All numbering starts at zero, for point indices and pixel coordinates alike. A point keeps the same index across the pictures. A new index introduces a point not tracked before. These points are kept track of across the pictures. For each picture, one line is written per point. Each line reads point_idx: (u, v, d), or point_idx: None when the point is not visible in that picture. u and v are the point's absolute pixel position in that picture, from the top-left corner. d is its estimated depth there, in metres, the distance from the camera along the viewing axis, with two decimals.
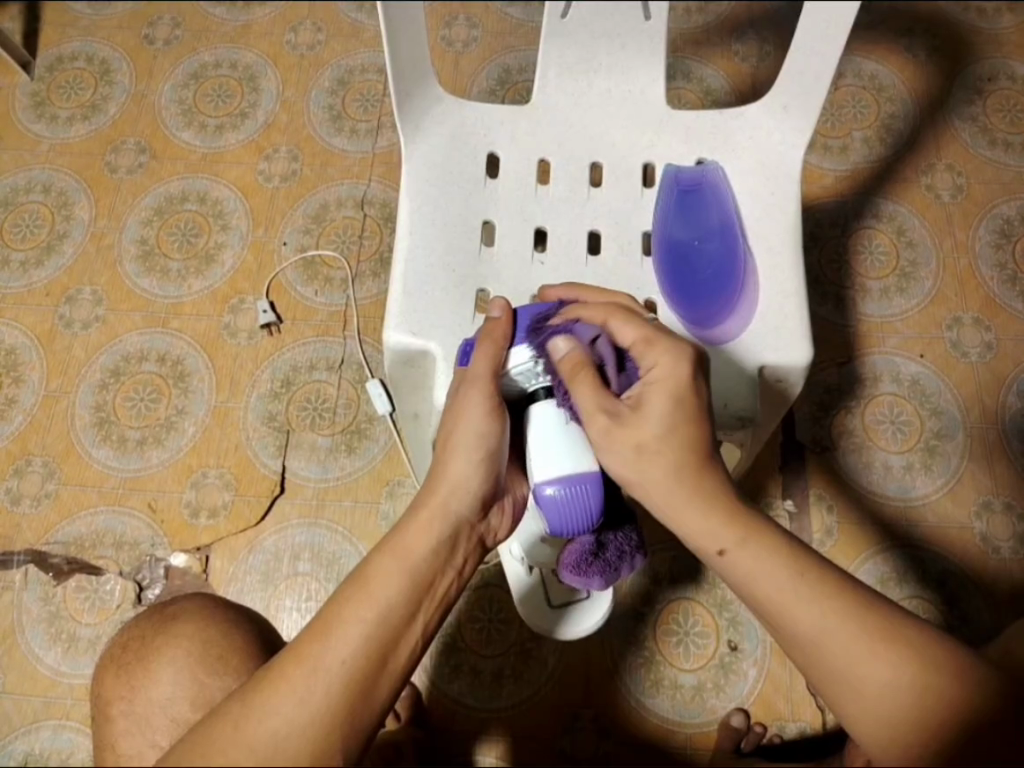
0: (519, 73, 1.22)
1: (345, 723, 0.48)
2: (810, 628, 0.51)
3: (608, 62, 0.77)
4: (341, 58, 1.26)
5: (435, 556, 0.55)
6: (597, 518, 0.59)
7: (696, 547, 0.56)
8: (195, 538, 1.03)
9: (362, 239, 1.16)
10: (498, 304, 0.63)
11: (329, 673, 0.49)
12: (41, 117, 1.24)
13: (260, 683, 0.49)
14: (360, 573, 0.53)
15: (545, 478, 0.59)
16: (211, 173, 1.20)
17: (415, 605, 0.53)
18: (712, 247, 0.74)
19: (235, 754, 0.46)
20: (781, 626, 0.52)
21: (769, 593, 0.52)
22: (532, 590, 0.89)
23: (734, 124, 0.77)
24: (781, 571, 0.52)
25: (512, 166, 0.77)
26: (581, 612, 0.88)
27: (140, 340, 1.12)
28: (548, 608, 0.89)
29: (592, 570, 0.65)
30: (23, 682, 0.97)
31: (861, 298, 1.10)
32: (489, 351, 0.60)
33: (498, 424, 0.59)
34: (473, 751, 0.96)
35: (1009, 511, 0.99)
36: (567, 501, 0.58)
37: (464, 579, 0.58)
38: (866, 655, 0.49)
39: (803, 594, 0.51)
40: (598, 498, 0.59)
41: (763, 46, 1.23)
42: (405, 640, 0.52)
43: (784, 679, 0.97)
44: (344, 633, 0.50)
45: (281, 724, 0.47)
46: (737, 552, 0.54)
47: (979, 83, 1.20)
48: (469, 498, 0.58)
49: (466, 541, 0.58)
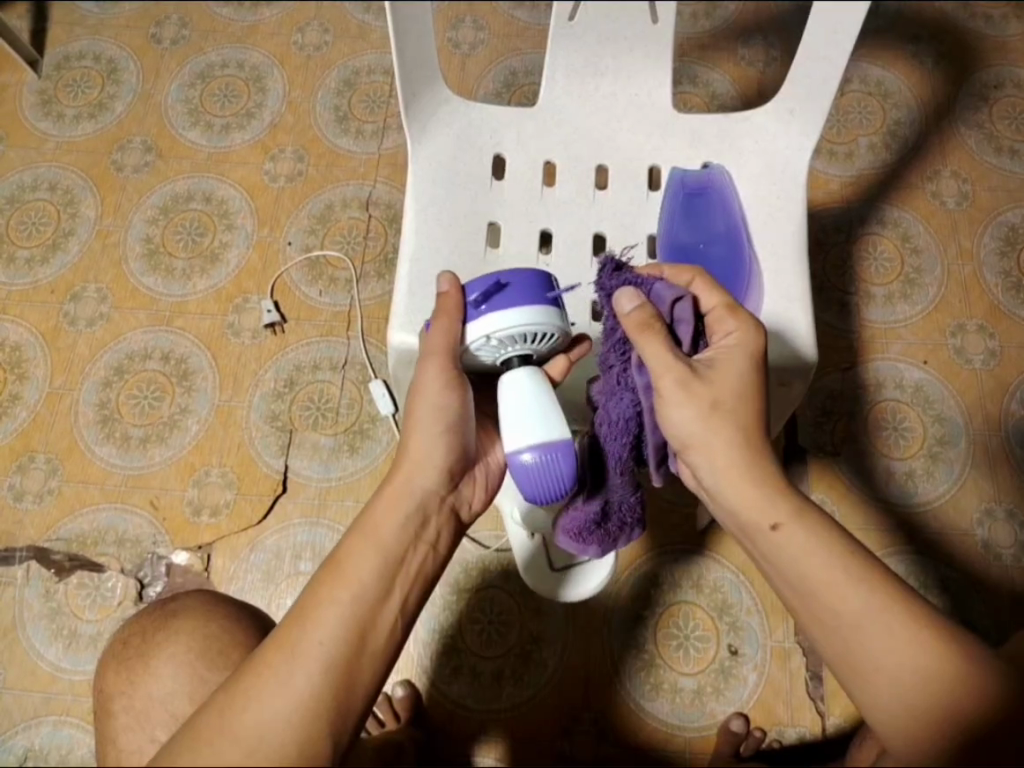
0: (525, 76, 1.23)
1: (331, 703, 0.48)
2: (844, 608, 0.51)
3: (615, 65, 0.77)
4: (348, 59, 1.26)
5: (404, 531, 0.56)
6: (570, 487, 0.58)
7: (743, 519, 0.57)
8: (197, 536, 1.03)
9: (366, 239, 1.16)
10: (445, 279, 0.62)
11: (308, 654, 0.49)
12: (48, 115, 1.24)
13: (242, 672, 0.49)
14: (332, 559, 0.54)
15: (515, 447, 0.58)
16: (217, 173, 1.20)
17: (388, 580, 0.54)
18: (717, 251, 0.74)
19: (223, 743, 0.46)
20: (822, 606, 0.52)
21: (814, 569, 0.53)
22: (535, 554, 0.91)
23: (741, 128, 0.77)
24: (827, 553, 0.53)
25: (518, 167, 0.78)
26: (585, 570, 0.91)
27: (144, 338, 1.12)
28: (550, 571, 0.92)
29: (594, 538, 0.71)
30: (23, 678, 0.97)
31: (865, 303, 1.10)
32: (444, 329, 0.60)
33: (454, 393, 0.60)
34: (472, 752, 0.96)
35: (1012, 519, 0.99)
36: (540, 470, 0.58)
37: (442, 552, 0.59)
38: (893, 642, 0.50)
39: (849, 575, 0.52)
40: (570, 466, 0.58)
41: (769, 51, 1.23)
42: (384, 614, 0.53)
43: (784, 684, 0.97)
44: (321, 615, 0.51)
45: (266, 708, 0.47)
46: (790, 528, 0.54)
47: (985, 90, 1.20)
48: (432, 471, 0.59)
49: (436, 514, 0.59)
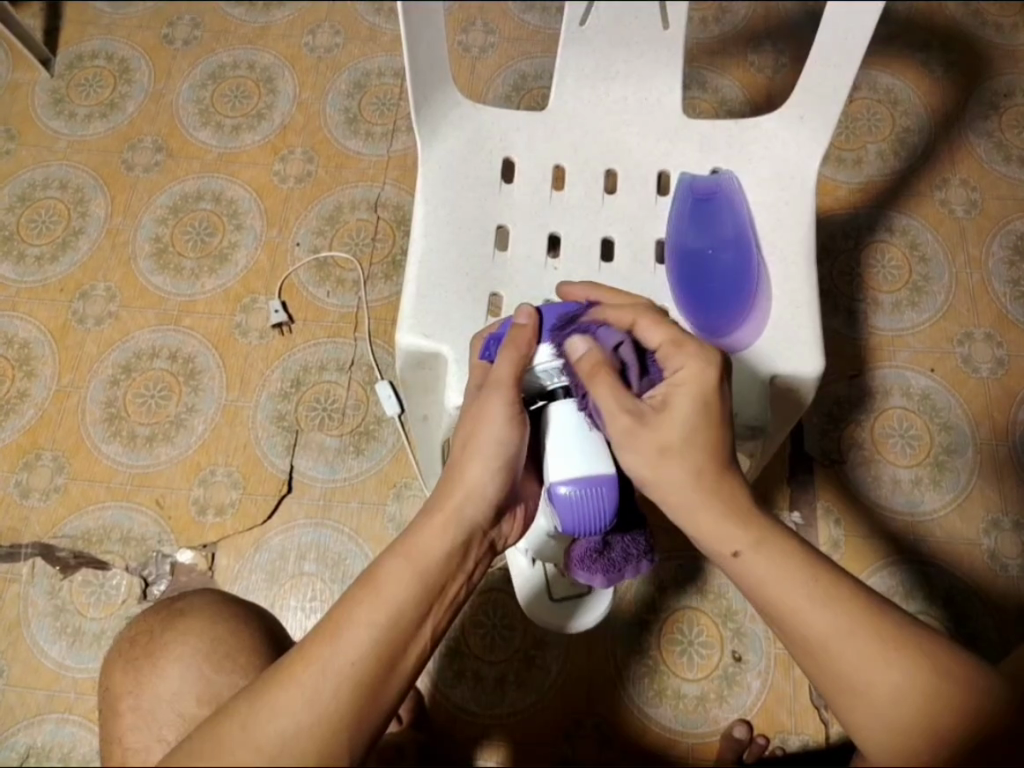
0: (535, 79, 1.23)
1: (352, 724, 0.48)
2: (820, 633, 0.50)
3: (625, 70, 0.78)
4: (358, 61, 1.27)
5: (448, 559, 0.55)
6: (609, 522, 0.59)
7: (708, 547, 0.55)
8: (202, 535, 1.03)
9: (375, 240, 1.16)
10: (524, 311, 0.62)
11: (338, 671, 0.48)
12: (60, 113, 1.25)
13: (269, 680, 0.49)
14: (371, 573, 0.53)
15: (562, 479, 0.58)
16: (227, 173, 1.21)
17: (426, 608, 0.53)
18: (726, 257, 0.74)
19: (242, 752, 0.46)
20: (794, 629, 0.51)
21: (781, 595, 0.52)
22: (535, 582, 0.89)
23: (751, 134, 0.77)
24: (797, 575, 0.52)
25: (528, 171, 0.78)
26: (583, 605, 0.89)
27: (152, 337, 1.12)
28: (549, 601, 0.89)
29: (595, 564, 0.66)
30: (27, 674, 0.97)
31: (872, 310, 1.10)
32: (511, 357, 0.59)
33: (518, 433, 0.58)
34: (474, 756, 0.96)
35: (1018, 529, 0.99)
36: (582, 502, 0.58)
37: (473, 583, 0.58)
38: (873, 663, 0.49)
39: (817, 598, 0.51)
40: (612, 502, 0.58)
41: (779, 58, 1.23)
42: (415, 642, 0.52)
43: (787, 692, 0.97)
44: (356, 633, 0.50)
45: (290, 723, 0.47)
46: (751, 554, 0.53)
47: (995, 99, 1.20)
48: (483, 503, 0.57)
49: (478, 547, 0.58)
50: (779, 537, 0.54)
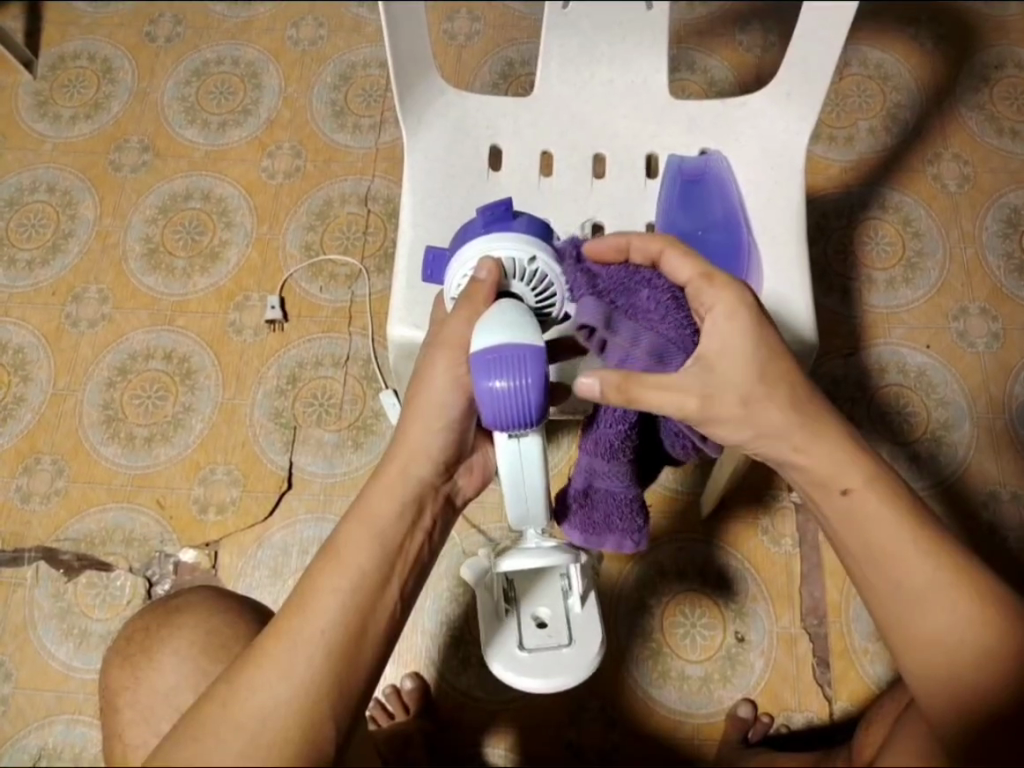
0: (522, 66, 1.22)
1: (332, 691, 0.52)
2: (912, 570, 0.54)
3: (610, 52, 0.76)
4: (344, 53, 1.26)
5: (401, 519, 0.58)
6: (535, 403, 0.52)
7: (815, 483, 0.58)
8: (204, 533, 1.04)
9: (366, 234, 1.16)
10: (485, 269, 0.58)
11: (309, 643, 0.52)
12: (44, 116, 1.24)
13: (244, 662, 0.52)
14: (331, 544, 0.56)
15: (483, 371, 0.53)
16: (215, 170, 1.20)
17: (387, 570, 0.56)
18: (716, 238, 0.75)
19: (224, 732, 0.49)
20: (884, 569, 0.55)
21: (879, 534, 0.55)
22: (502, 626, 0.64)
23: (738, 113, 0.77)
24: (896, 519, 0.55)
25: (516, 158, 0.77)
26: (558, 663, 0.62)
27: (146, 338, 1.12)
28: (517, 654, 0.63)
29: (577, 513, 0.70)
30: (35, 678, 0.98)
31: (867, 288, 1.09)
32: (467, 317, 0.57)
33: (462, 395, 0.59)
34: (482, 742, 0.97)
35: (1016, 501, 0.99)
36: (501, 396, 0.52)
37: (436, 541, 0.61)
38: (947, 599, 0.53)
39: (913, 538, 0.54)
40: (531, 382, 0.52)
41: (767, 36, 1.22)
42: (382, 603, 0.55)
43: (790, 670, 0.97)
44: (322, 603, 0.53)
45: (269, 699, 0.50)
46: (860, 492, 0.56)
47: (986, 71, 1.19)
48: (430, 462, 0.60)
49: (432, 503, 0.60)
50: (887, 480, 0.56)
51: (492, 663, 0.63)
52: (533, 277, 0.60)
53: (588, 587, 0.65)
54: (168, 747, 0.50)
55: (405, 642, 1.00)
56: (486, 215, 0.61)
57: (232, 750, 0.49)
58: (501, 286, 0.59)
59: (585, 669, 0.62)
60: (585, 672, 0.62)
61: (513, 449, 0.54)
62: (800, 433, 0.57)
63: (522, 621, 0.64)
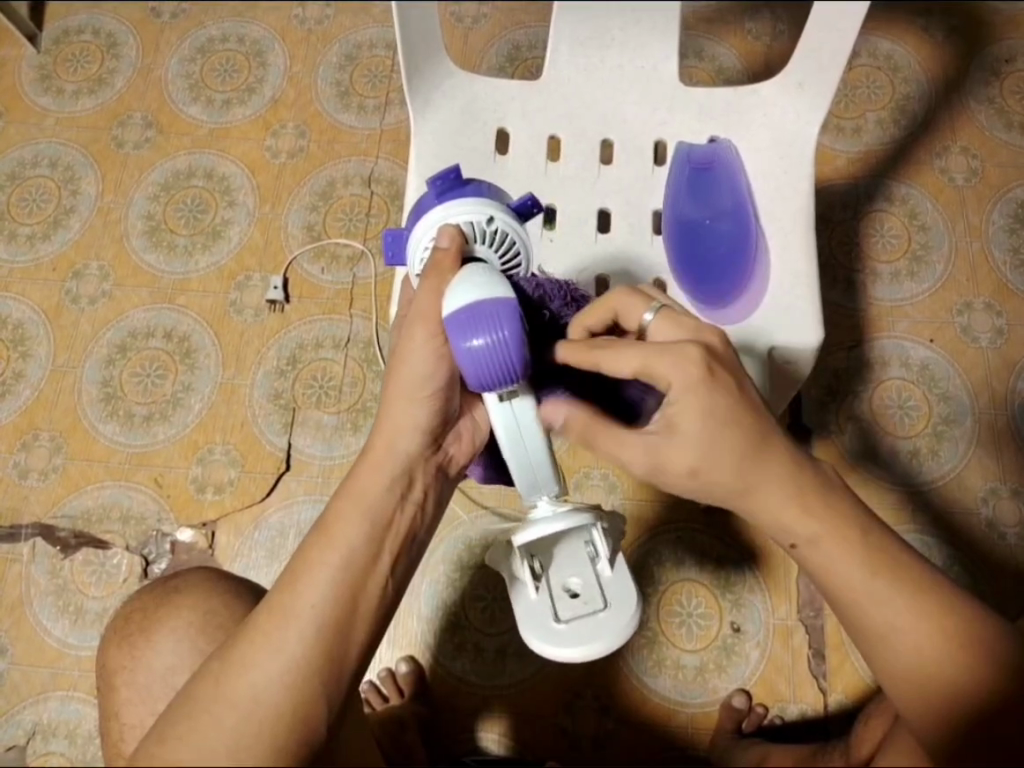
0: (529, 49, 1.21)
1: (324, 668, 0.51)
2: (873, 618, 0.52)
3: (621, 37, 0.74)
4: (350, 32, 1.25)
5: (390, 494, 0.57)
6: (517, 357, 0.52)
7: (767, 530, 0.55)
8: (201, 513, 1.03)
9: (369, 216, 1.15)
10: (446, 236, 0.57)
11: (300, 620, 0.52)
12: (48, 90, 1.23)
13: (238, 640, 0.52)
14: (322, 521, 0.56)
15: (460, 332, 0.52)
16: (218, 149, 1.19)
17: (377, 546, 0.55)
18: (723, 227, 0.76)
19: (218, 710, 0.49)
20: (847, 612, 0.54)
21: (838, 582, 0.53)
22: (536, 604, 0.60)
23: (749, 102, 0.76)
24: (853, 565, 0.52)
25: (522, 143, 0.77)
26: (598, 627, 0.58)
27: (146, 316, 1.12)
28: (556, 629, 0.59)
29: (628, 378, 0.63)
30: (30, 653, 0.98)
31: (872, 281, 1.09)
32: (435, 288, 0.55)
33: (443, 365, 0.56)
34: (475, 728, 0.97)
35: (1017, 496, 0.99)
36: (487, 356, 0.51)
37: (428, 512, 0.60)
38: (916, 640, 0.51)
39: (868, 584, 0.52)
40: (513, 338, 0.51)
41: (777, 24, 1.21)
42: (372, 579, 0.55)
43: (786, 662, 0.97)
44: (312, 581, 0.53)
45: (262, 675, 0.50)
46: (809, 546, 0.54)
47: (996, 64, 1.18)
48: (415, 434, 0.58)
49: (422, 474, 0.59)
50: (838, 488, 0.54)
51: (534, 646, 0.59)
52: (494, 238, 0.60)
53: (614, 549, 0.61)
54: (161, 725, 0.50)
55: (402, 626, 1.00)
56: (438, 183, 0.62)
57: (224, 726, 0.49)
58: (464, 251, 0.58)
59: (626, 626, 0.58)
60: (626, 631, 0.58)
61: (507, 412, 0.56)
62: (744, 487, 0.53)
63: (557, 593, 0.60)
